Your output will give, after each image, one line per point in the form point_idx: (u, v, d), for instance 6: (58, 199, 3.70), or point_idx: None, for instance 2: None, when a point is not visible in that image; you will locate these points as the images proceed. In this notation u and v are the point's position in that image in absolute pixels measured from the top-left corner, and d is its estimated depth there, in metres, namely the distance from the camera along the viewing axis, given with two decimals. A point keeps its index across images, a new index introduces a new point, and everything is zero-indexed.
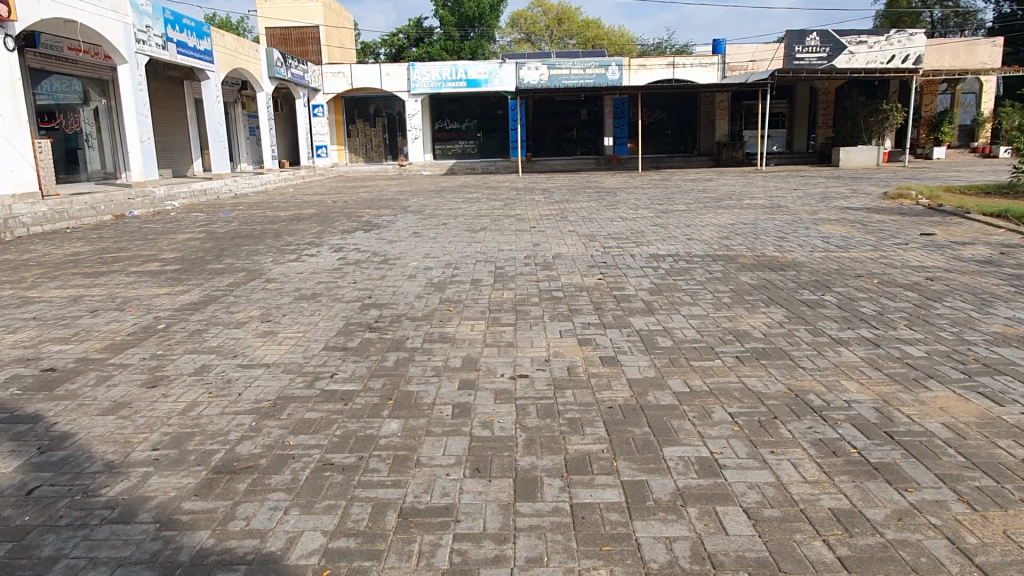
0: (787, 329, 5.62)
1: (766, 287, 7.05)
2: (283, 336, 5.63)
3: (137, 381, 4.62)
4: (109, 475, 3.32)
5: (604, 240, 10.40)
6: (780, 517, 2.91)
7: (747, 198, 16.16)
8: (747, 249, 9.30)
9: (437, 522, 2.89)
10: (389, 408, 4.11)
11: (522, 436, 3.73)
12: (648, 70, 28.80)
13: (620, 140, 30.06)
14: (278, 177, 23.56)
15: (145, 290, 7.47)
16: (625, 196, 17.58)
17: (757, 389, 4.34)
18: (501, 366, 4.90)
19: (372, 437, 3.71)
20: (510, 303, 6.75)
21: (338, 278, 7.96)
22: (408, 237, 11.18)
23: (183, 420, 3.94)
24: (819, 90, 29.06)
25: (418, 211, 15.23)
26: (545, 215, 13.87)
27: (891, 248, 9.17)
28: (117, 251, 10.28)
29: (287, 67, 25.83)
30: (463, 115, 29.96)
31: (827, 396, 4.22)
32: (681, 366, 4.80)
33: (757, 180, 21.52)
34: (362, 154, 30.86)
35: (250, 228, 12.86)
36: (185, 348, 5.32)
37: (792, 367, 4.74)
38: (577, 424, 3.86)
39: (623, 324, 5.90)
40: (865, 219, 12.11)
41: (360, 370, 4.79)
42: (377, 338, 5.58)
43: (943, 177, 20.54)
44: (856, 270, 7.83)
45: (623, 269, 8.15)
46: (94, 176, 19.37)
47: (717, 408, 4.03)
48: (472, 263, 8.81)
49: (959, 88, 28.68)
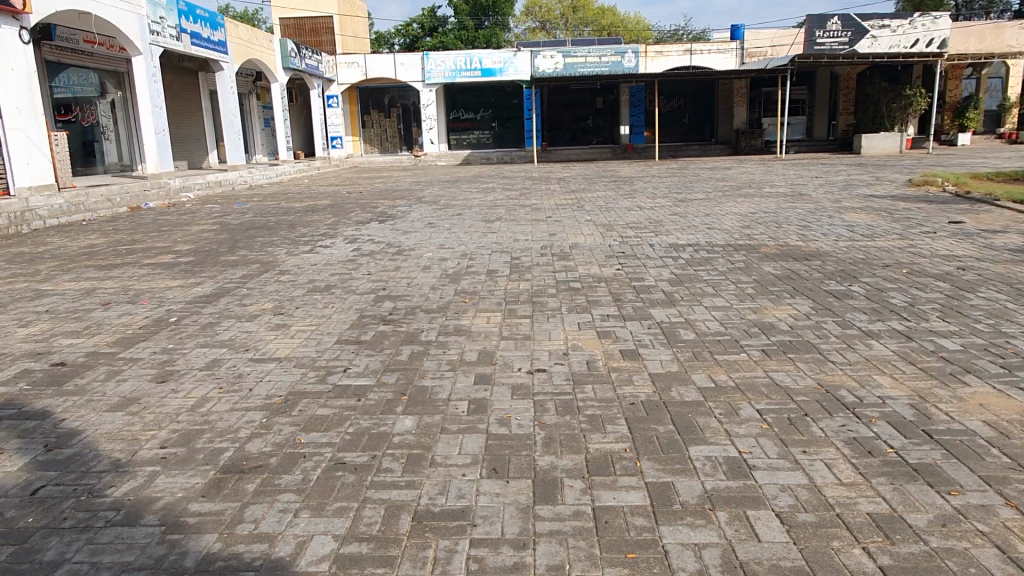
0: (814, 321, 5.42)
1: (790, 278, 6.85)
2: (296, 330, 5.53)
3: (146, 376, 4.52)
4: (115, 475, 3.21)
5: (622, 229, 10.22)
6: (817, 523, 2.74)
7: (767, 186, 15.91)
8: (769, 238, 9.08)
9: (452, 526, 2.76)
10: (403, 404, 3.98)
11: (541, 434, 3.58)
12: (664, 57, 28.51)
13: (636, 129, 29.67)
14: (294, 169, 23.54)
15: (158, 283, 7.39)
16: (642, 185, 17.31)
17: (785, 384, 4.16)
18: (517, 360, 4.74)
19: (385, 435, 3.58)
20: (527, 294, 6.61)
21: (352, 270, 7.86)
22: (423, 228, 11.03)
23: (192, 417, 3.83)
24: (840, 75, 28.49)
25: (433, 201, 15.11)
26: (561, 205, 13.71)
27: (919, 237, 8.92)
28: (132, 243, 10.25)
29: (301, 57, 25.69)
30: (477, 105, 29.79)
31: (859, 392, 4.03)
32: (704, 360, 4.63)
33: (778, 167, 21.17)
34: (377, 145, 30.80)
35: (265, 220, 12.80)
36: (196, 342, 5.22)
37: (821, 361, 4.56)
38: (598, 422, 3.71)
39: (642, 316, 5.73)
40: (890, 206, 11.83)
41: (373, 364, 4.67)
42: (391, 331, 5.46)
43: (968, 164, 20.10)
44: (884, 259, 7.59)
45: (642, 259, 7.97)
46: (111, 169, 19.44)
47: (745, 405, 3.87)
48: (489, 254, 8.67)
49: (985, 73, 27.89)
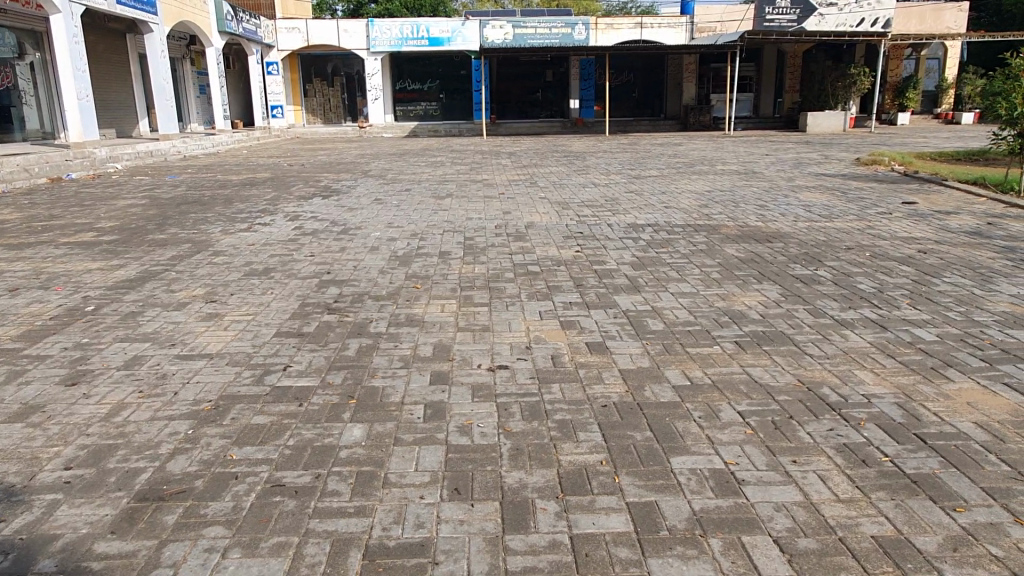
0: (785, 309, 5.18)
1: (754, 261, 6.62)
2: (229, 320, 5.01)
3: (54, 378, 3.96)
4: (6, 507, 2.70)
5: (578, 208, 9.88)
6: (820, 551, 2.46)
7: (719, 164, 15.78)
8: (729, 219, 8.85)
9: (410, 565, 2.37)
10: (351, 409, 3.56)
11: (506, 446, 3.21)
12: (615, 31, 28.18)
13: (586, 103, 29.27)
14: (232, 139, 22.46)
15: (75, 265, 6.71)
16: (595, 160, 17.05)
17: (764, 382, 3.89)
18: (476, 355, 4.35)
19: (330, 448, 3.16)
20: (482, 279, 6.19)
21: (293, 251, 7.31)
22: (369, 204, 10.47)
23: (105, 430, 3.33)
24: (786, 53, 28.64)
25: (379, 175, 14.50)
26: (514, 181, 13.31)
27: (876, 217, 8.84)
28: (49, 218, 9.42)
29: (238, 21, 24.35)
30: (424, 75, 28.84)
31: (842, 390, 3.79)
32: (676, 353, 4.33)
33: (727, 143, 21.22)
34: (320, 116, 29.41)
35: (198, 194, 12.00)
36: (115, 336, 4.66)
37: (797, 355, 4.30)
38: (569, 429, 3.36)
39: (607, 303, 5.40)
40: (843, 186, 11.79)
41: (317, 361, 4.21)
42: (336, 322, 4.99)
43: (909, 142, 20.45)
44: (845, 241, 7.45)
45: (601, 241, 7.64)
46: (30, 136, 18.15)
47: (724, 406, 3.58)
48: (440, 233, 8.23)
49: (924, 53, 28.42)
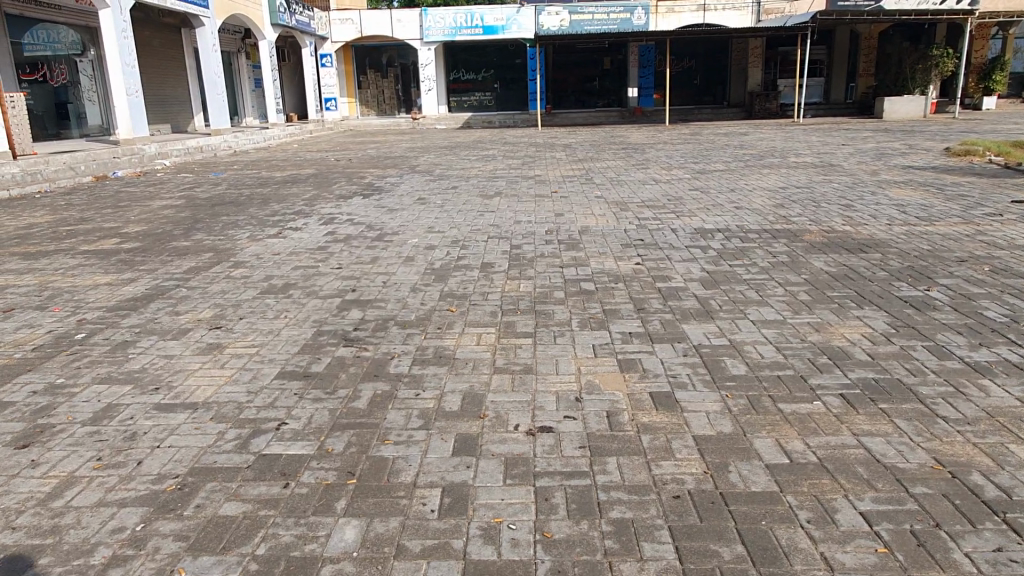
0: (899, 346, 4.19)
1: (848, 278, 5.59)
2: (230, 354, 4.31)
3: (6, 436, 3.30)
4: None
5: (637, 208, 8.95)
6: None
7: (791, 155, 14.58)
8: (811, 222, 7.78)
9: None
10: (349, 495, 2.78)
11: (545, 563, 2.37)
12: (676, 15, 26.87)
13: (644, 91, 27.98)
14: (283, 132, 22.11)
15: (84, 278, 6.14)
16: (655, 153, 16.05)
17: (890, 462, 2.94)
18: (515, 411, 3.50)
19: (311, 563, 2.38)
20: (527, 300, 5.34)
21: (320, 262, 6.61)
22: (412, 205, 9.77)
23: (38, 520, 2.63)
24: (861, 34, 26.71)
25: (427, 171, 13.84)
26: (567, 176, 12.47)
27: (985, 220, 7.64)
28: (78, 222, 9.01)
29: (291, 14, 23.86)
30: (479, 64, 28.02)
31: (1001, 477, 2.82)
32: (765, 413, 3.41)
33: (798, 133, 19.87)
34: (374, 107, 28.84)
35: (236, 193, 11.51)
36: (94, 376, 3.99)
37: (927, 418, 3.32)
38: (630, 537, 2.50)
39: (674, 335, 4.49)
40: (937, 180, 10.54)
41: (319, 417, 3.44)
42: (351, 359, 4.21)
43: (1001, 130, 18.70)
44: (954, 251, 6.34)
45: (665, 250, 6.72)
46: (88, 132, 17.96)
47: (840, 504, 2.66)
48: (484, 240, 7.43)
49: (1013, 32, 26.11)
